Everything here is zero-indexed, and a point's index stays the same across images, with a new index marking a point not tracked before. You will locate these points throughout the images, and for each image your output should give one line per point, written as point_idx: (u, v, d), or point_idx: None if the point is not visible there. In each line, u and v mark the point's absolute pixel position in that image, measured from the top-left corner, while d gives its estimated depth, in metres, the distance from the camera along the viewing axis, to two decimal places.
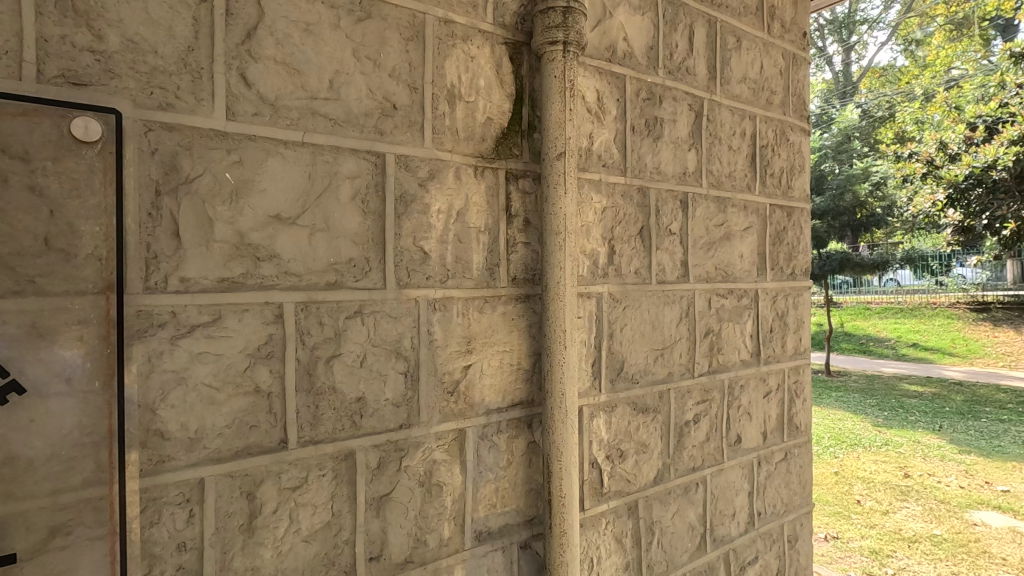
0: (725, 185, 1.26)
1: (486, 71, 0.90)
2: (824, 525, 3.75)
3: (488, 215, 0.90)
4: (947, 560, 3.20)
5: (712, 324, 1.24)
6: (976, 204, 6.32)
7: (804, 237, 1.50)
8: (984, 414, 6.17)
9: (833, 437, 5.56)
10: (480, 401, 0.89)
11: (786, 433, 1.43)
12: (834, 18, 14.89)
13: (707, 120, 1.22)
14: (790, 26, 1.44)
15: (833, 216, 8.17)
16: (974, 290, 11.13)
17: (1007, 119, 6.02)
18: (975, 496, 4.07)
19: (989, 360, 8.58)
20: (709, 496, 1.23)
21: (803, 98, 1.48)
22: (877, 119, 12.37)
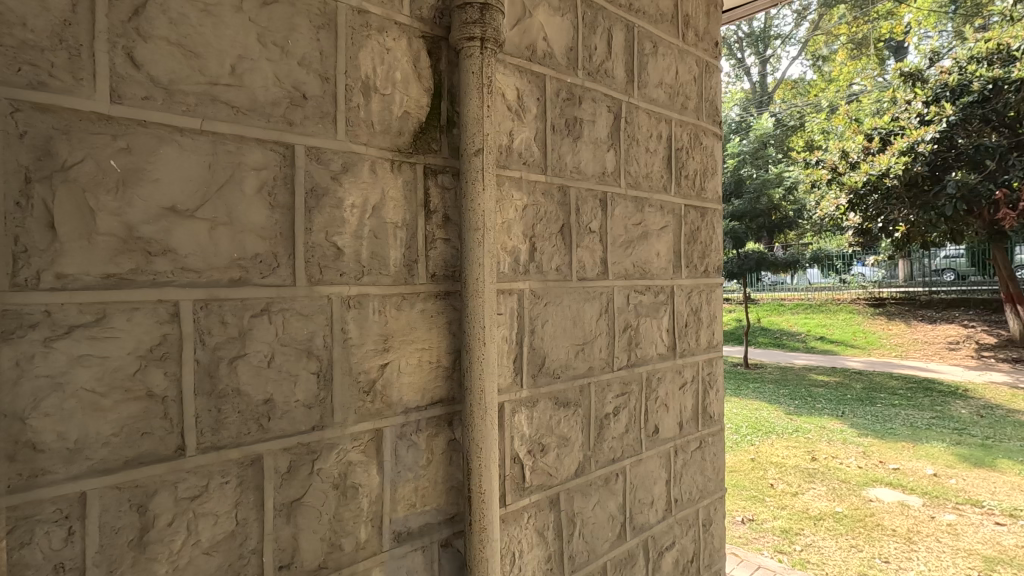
0: (642, 185, 1.31)
1: (404, 64, 0.88)
2: (740, 508, 3.98)
3: (406, 210, 0.89)
4: (846, 534, 3.50)
5: (631, 319, 1.28)
6: (872, 209, 7.89)
7: (717, 236, 1.58)
8: (879, 399, 6.79)
9: (750, 425, 5.92)
10: (399, 400, 0.88)
11: (701, 423, 1.50)
12: (751, 32, 16.09)
13: (626, 122, 1.26)
14: (703, 35, 1.52)
15: (751, 218, 8.61)
16: (872, 288, 12.21)
17: (897, 132, 7.68)
18: (871, 474, 4.47)
19: (884, 350, 9.44)
20: (629, 486, 1.27)
21: (715, 104, 1.56)
22: (789, 128, 13.37)
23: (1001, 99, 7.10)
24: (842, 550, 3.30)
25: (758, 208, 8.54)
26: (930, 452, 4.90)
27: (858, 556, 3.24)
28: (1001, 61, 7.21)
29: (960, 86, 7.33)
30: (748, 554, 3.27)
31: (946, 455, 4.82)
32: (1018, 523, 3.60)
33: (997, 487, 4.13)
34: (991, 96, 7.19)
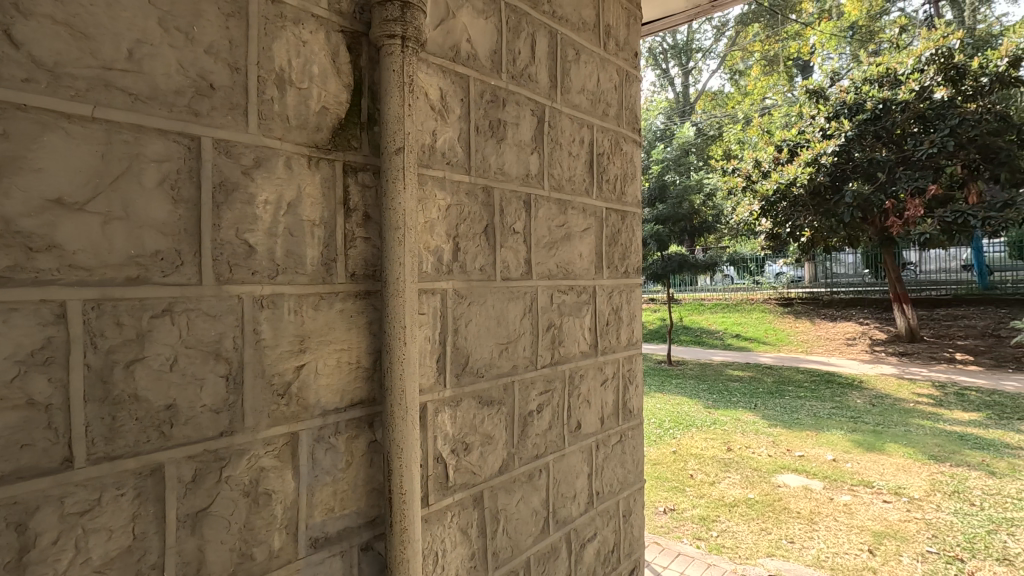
0: (566, 187, 1.35)
1: (321, 58, 0.86)
2: (662, 499, 4.17)
3: (324, 208, 0.87)
4: (757, 519, 3.75)
5: (554, 318, 1.32)
6: (781, 215, 8.62)
7: (637, 238, 1.65)
8: (787, 392, 7.33)
9: (672, 419, 6.21)
10: (316, 402, 0.86)
11: (621, 418, 1.57)
12: (676, 44, 17.08)
13: (549, 126, 1.29)
14: (623, 45, 1.58)
15: (673, 222, 9.03)
16: (782, 289, 13.18)
17: (803, 144, 8.51)
18: (779, 462, 4.81)
19: (792, 347, 10.19)
20: (553, 481, 1.31)
21: (634, 112, 1.63)
22: (709, 137, 14.29)
23: (891, 118, 7.89)
24: (753, 534, 3.54)
25: (679, 213, 8.97)
26: (830, 440, 5.34)
27: (768, 538, 3.49)
28: (890, 83, 8.00)
29: (856, 104, 8.10)
30: (669, 542, 3.43)
31: (844, 441, 5.28)
32: (902, 499, 4.00)
33: (885, 468, 4.57)
34: (882, 114, 7.95)
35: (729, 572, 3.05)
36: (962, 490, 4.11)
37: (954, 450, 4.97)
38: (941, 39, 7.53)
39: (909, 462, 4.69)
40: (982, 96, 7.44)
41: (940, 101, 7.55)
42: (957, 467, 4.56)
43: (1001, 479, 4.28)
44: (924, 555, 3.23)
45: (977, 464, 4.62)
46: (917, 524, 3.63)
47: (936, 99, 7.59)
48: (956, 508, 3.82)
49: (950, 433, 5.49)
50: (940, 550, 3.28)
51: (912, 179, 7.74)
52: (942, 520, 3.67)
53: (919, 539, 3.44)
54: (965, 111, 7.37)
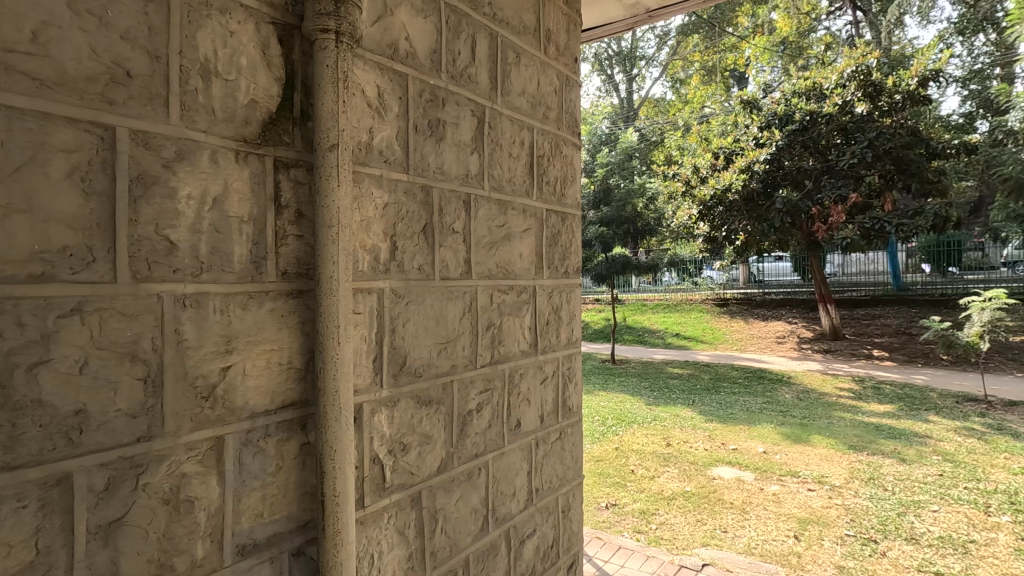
0: (506, 188, 1.36)
1: (251, 50, 0.83)
2: (604, 494, 4.26)
3: (253, 204, 0.84)
4: (693, 510, 3.91)
5: (494, 318, 1.33)
6: (718, 219, 9.22)
7: (576, 239, 1.69)
8: (723, 388, 7.67)
9: (615, 417, 6.36)
10: (243, 404, 0.83)
11: (560, 415, 1.60)
12: (620, 51, 17.71)
13: (489, 126, 1.31)
14: (564, 50, 1.61)
15: (617, 224, 9.22)
16: (719, 290, 13.79)
17: (738, 152, 9.04)
18: (715, 455, 5.03)
19: (728, 345, 10.66)
20: (492, 479, 1.32)
21: (574, 117, 1.67)
22: (651, 142, 14.83)
23: (817, 129, 8.47)
24: (690, 525, 3.69)
25: (623, 216, 9.20)
26: (761, 433, 5.63)
27: (703, 529, 3.64)
28: (817, 96, 8.50)
29: (786, 115, 8.60)
30: (611, 536, 3.52)
31: (774, 434, 5.59)
32: (825, 487, 4.27)
33: (811, 459, 4.86)
34: (809, 126, 8.51)
35: (667, 562, 3.16)
36: (877, 476, 4.43)
37: (871, 440, 5.35)
38: (861, 58, 8.18)
39: (831, 452, 5.02)
40: (897, 111, 8.12)
41: (861, 115, 8.14)
42: (873, 455, 4.92)
43: (910, 465, 4.65)
44: (844, 538, 3.47)
45: (890, 452, 5.00)
46: (837, 509, 3.89)
47: (857, 113, 8.16)
48: (871, 493, 4.12)
49: (867, 424, 5.91)
50: (857, 533, 3.53)
51: (835, 187, 8.26)
52: (859, 505, 3.95)
53: (838, 523, 3.69)
54: (882, 125, 8.02)
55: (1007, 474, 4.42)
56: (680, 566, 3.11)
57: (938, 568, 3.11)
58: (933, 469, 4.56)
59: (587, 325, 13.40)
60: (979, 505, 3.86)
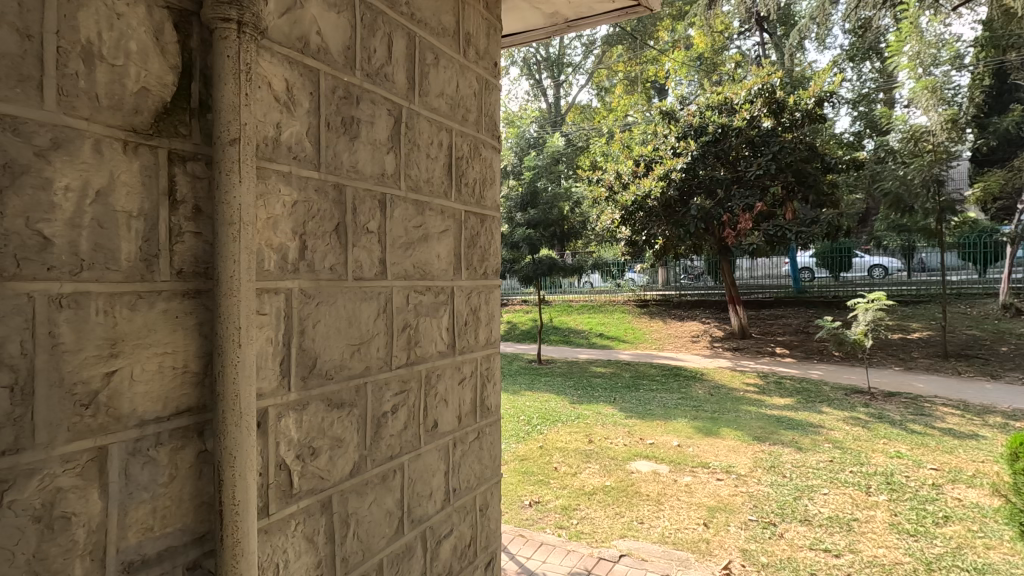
0: (423, 189, 1.36)
1: (140, 35, 0.78)
2: (528, 492, 4.32)
3: (144, 197, 0.79)
4: (612, 504, 4.06)
5: (410, 318, 1.32)
6: (638, 224, 9.64)
7: (495, 241, 1.71)
8: (642, 385, 8.03)
9: (540, 416, 6.48)
10: (130, 412, 0.78)
11: (479, 415, 1.61)
12: (548, 57, 18.34)
13: (406, 127, 1.30)
14: (483, 54, 1.63)
15: (544, 227, 9.37)
16: (639, 291, 14.40)
17: (657, 159, 9.48)
18: (634, 450, 5.25)
19: (648, 344, 11.17)
20: (407, 480, 1.31)
21: (493, 121, 1.69)
22: (578, 147, 15.35)
23: (727, 141, 9.02)
24: (609, 518, 3.83)
25: (549, 218, 9.32)
26: (676, 428, 5.94)
27: (621, 521, 3.79)
28: (727, 111, 9.13)
29: (700, 127, 9.12)
30: (533, 533, 3.58)
31: (687, 428, 5.92)
32: (732, 476, 4.58)
33: (720, 450, 5.19)
34: (721, 137, 9.05)
35: (586, 555, 3.26)
36: (778, 464, 4.80)
37: (773, 430, 5.79)
38: (767, 77, 8.86)
39: (738, 443, 5.38)
40: (797, 127, 8.88)
41: (766, 129, 8.81)
42: (774, 445, 5.33)
43: (805, 453, 5.08)
44: (747, 523, 3.73)
45: (789, 441, 5.43)
46: (742, 497, 4.17)
47: (764, 127, 8.79)
48: (772, 480, 4.46)
49: (770, 416, 6.39)
50: (759, 517, 3.80)
51: (744, 197, 8.92)
52: (761, 491, 4.26)
53: (743, 509, 3.95)
54: (784, 140, 8.71)
55: (885, 457, 4.93)
56: (599, 558, 3.23)
57: (828, 545, 3.41)
58: (825, 456, 5.00)
59: (515, 326, 13.54)
60: (862, 487, 4.28)
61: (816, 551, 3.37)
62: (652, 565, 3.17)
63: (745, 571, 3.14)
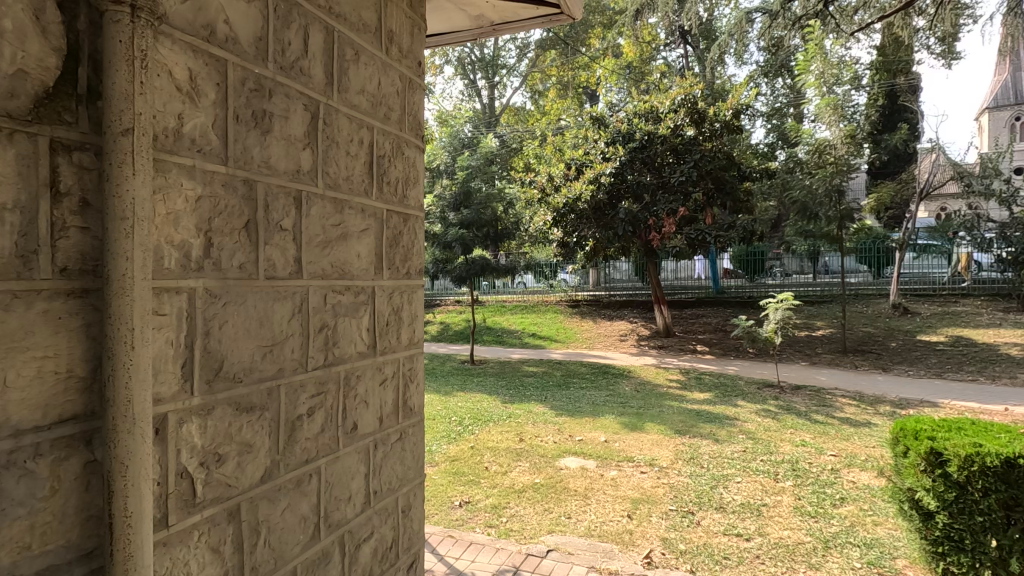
0: (342, 187, 1.34)
1: (18, 14, 0.72)
2: (458, 493, 4.31)
3: (20, 189, 0.73)
4: (541, 501, 4.13)
5: (328, 318, 1.29)
6: (569, 225, 9.88)
7: (418, 241, 1.70)
8: (573, 384, 8.23)
9: (472, 416, 6.49)
10: (3, 421, 0.72)
11: (401, 416, 1.60)
12: (482, 58, 18.58)
13: (323, 123, 1.27)
14: (407, 53, 1.62)
15: (477, 227, 9.35)
16: (571, 291, 14.72)
17: (588, 164, 9.76)
18: (563, 446, 5.37)
19: (579, 343, 11.44)
20: (324, 484, 1.28)
21: (416, 120, 1.68)
22: (512, 148, 15.58)
23: (653, 148, 9.42)
24: (537, 515, 3.89)
25: (482, 219, 9.30)
26: (603, 424, 6.13)
27: (549, 517, 3.86)
28: (653, 119, 9.56)
29: (628, 133, 9.47)
30: (463, 533, 3.58)
31: (614, 424, 6.13)
32: (654, 468, 4.78)
33: (644, 444, 5.41)
34: (647, 145, 9.44)
35: (515, 553, 3.30)
36: (696, 456, 5.07)
37: (693, 424, 6.11)
38: (689, 89, 9.36)
39: (661, 437, 5.62)
40: (717, 137, 9.41)
41: (689, 138, 9.28)
42: (693, 437, 5.63)
43: (721, 444, 5.39)
44: (667, 513, 3.91)
45: (707, 434, 5.74)
46: (663, 488, 4.38)
47: (686, 136, 9.26)
48: (691, 471, 4.70)
49: (690, 410, 6.73)
50: (678, 507, 4.00)
51: (668, 202, 9.27)
52: (680, 482, 4.48)
53: (664, 500, 4.14)
54: (704, 148, 9.21)
55: (792, 446, 5.33)
56: (527, 554, 3.28)
57: (739, 530, 3.64)
58: (739, 446, 5.33)
59: (448, 327, 13.47)
60: (771, 474, 4.60)
61: (728, 536, 3.58)
62: (577, 558, 3.26)
63: (664, 559, 3.29)
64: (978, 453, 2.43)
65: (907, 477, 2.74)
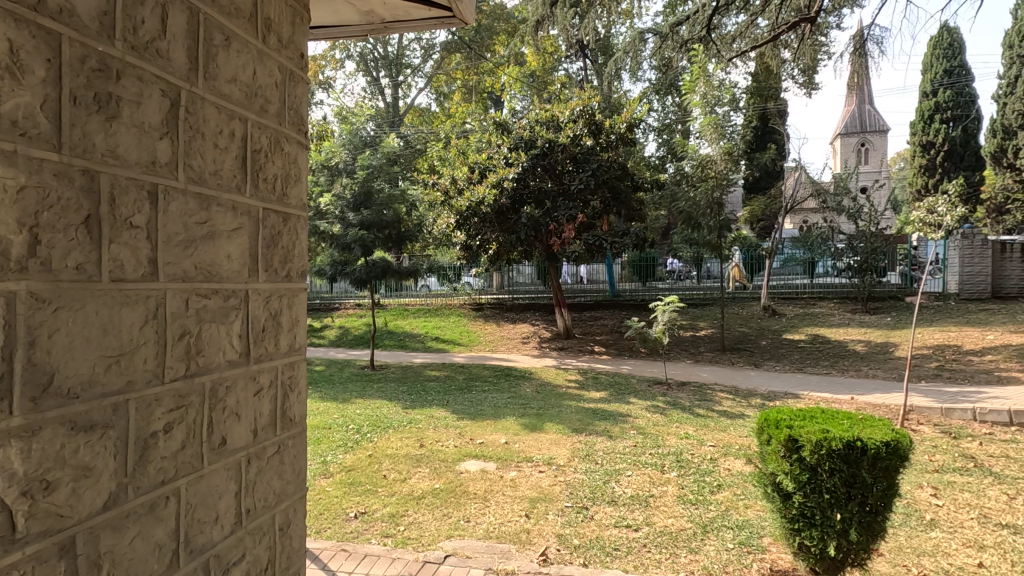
0: (209, 182, 1.23)
1: None
2: (353, 504, 4.14)
3: None
4: (440, 506, 4.09)
5: (190, 325, 1.18)
6: (472, 228, 9.92)
7: (300, 241, 1.61)
8: (474, 387, 8.25)
9: (370, 423, 6.28)
10: None
11: (279, 427, 1.50)
12: (386, 55, 18.33)
13: (186, 112, 1.17)
14: (287, 43, 1.54)
15: (378, 228, 9.06)
16: (474, 295, 14.62)
17: (491, 168, 9.85)
18: (464, 450, 5.36)
19: (481, 346, 11.48)
20: (186, 505, 1.17)
21: (297, 114, 1.59)
22: (416, 149, 15.43)
23: (554, 156, 9.72)
24: (436, 521, 3.85)
25: (383, 220, 9.04)
26: (504, 425, 6.21)
27: (448, 522, 3.83)
28: (554, 127, 9.92)
29: (530, 140, 9.73)
30: (357, 546, 3.43)
31: (514, 425, 6.22)
32: (552, 467, 4.92)
33: (542, 444, 5.54)
34: (548, 151, 9.76)
35: (411, 561, 3.23)
36: (591, 453, 5.28)
37: (589, 422, 6.36)
38: (587, 101, 9.84)
39: (559, 436, 5.79)
40: (612, 148, 9.96)
41: (587, 147, 9.71)
42: (589, 435, 5.86)
43: (615, 440, 5.65)
44: (563, 509, 4.04)
45: (602, 431, 5.99)
46: (560, 485, 4.51)
47: (584, 146, 9.72)
48: (586, 468, 4.88)
49: (587, 409, 7.00)
50: (574, 503, 4.14)
51: (567, 208, 9.64)
52: (576, 479, 4.63)
53: (561, 498, 4.26)
54: (601, 158, 9.69)
55: (677, 439, 5.72)
56: (424, 561, 3.23)
57: (628, 522, 3.84)
58: (630, 441, 5.62)
59: (347, 331, 12.95)
60: (658, 466, 4.90)
61: (619, 528, 3.76)
62: (475, 561, 3.26)
63: (559, 555, 3.38)
64: (825, 438, 2.75)
65: (770, 463, 3.02)
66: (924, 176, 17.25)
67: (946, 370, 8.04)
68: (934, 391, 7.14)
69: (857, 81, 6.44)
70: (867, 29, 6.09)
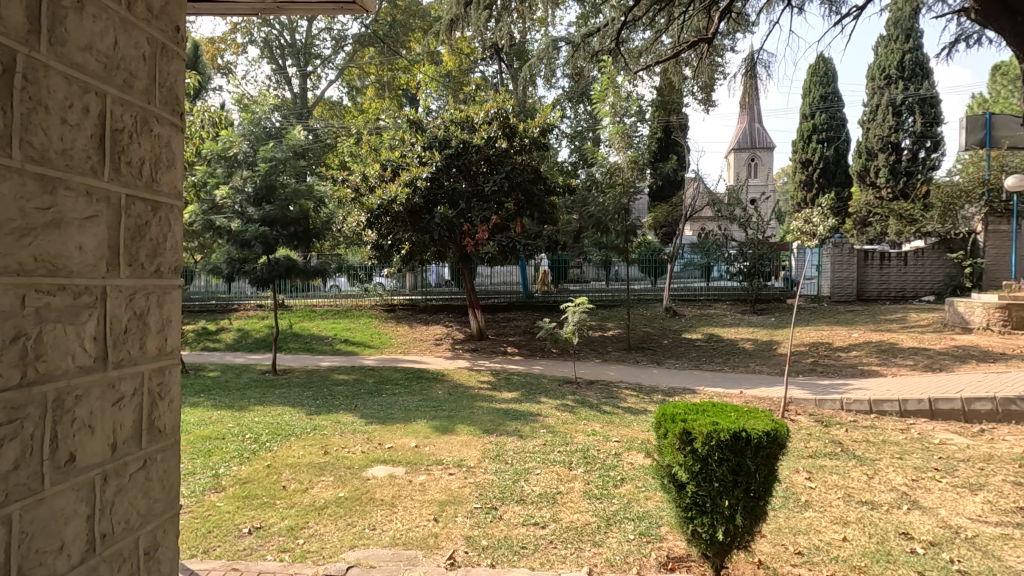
0: (54, 162, 1.08)
1: None
2: (248, 519, 3.85)
3: None
4: (344, 515, 3.91)
5: (27, 327, 1.02)
6: (383, 227, 9.67)
7: (173, 234, 1.46)
8: (384, 390, 8.02)
9: (270, 432, 5.90)
10: None
11: (145, 440, 1.35)
12: (292, 43, 17.51)
13: (24, 79, 1.01)
14: (158, 14, 1.39)
15: (282, 225, 8.54)
16: (386, 296, 14.18)
17: (404, 166, 9.65)
18: (371, 456, 5.17)
19: (392, 348, 11.19)
20: (19, 534, 1.01)
21: (170, 92, 1.44)
22: (325, 143, 14.81)
23: (468, 157, 9.71)
24: (338, 531, 3.68)
25: (288, 216, 8.54)
26: (414, 429, 6.08)
27: (352, 532, 3.68)
28: (468, 128, 9.92)
29: (444, 140, 9.65)
30: (249, 564, 3.20)
31: (425, 428, 6.11)
32: (462, 469, 4.88)
33: (453, 446, 5.48)
34: (464, 151, 9.72)
35: None
36: (501, 453, 5.29)
37: (500, 422, 6.38)
38: (502, 104, 9.93)
39: (470, 438, 5.77)
40: (526, 151, 10.11)
41: (501, 150, 9.79)
42: (499, 435, 5.88)
43: (524, 440, 5.71)
44: (472, 511, 4.01)
45: (512, 431, 6.03)
46: (470, 487, 4.47)
47: (499, 147, 9.78)
48: (496, 468, 4.89)
49: (499, 409, 7.04)
50: (483, 505, 4.12)
51: (481, 210, 9.63)
52: (485, 480, 4.63)
53: (469, 499, 4.23)
54: (515, 161, 9.82)
55: (585, 436, 5.88)
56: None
57: (536, 519, 3.88)
58: (540, 440, 5.70)
59: (247, 334, 12.14)
60: (566, 463, 5.02)
61: (527, 526, 3.80)
62: (379, 570, 3.14)
63: (467, 557, 3.36)
64: (715, 430, 2.93)
65: (666, 455, 3.18)
66: (803, 190, 19.10)
67: (819, 365, 8.93)
68: (810, 384, 7.91)
69: (748, 100, 6.98)
70: (756, 54, 6.64)
